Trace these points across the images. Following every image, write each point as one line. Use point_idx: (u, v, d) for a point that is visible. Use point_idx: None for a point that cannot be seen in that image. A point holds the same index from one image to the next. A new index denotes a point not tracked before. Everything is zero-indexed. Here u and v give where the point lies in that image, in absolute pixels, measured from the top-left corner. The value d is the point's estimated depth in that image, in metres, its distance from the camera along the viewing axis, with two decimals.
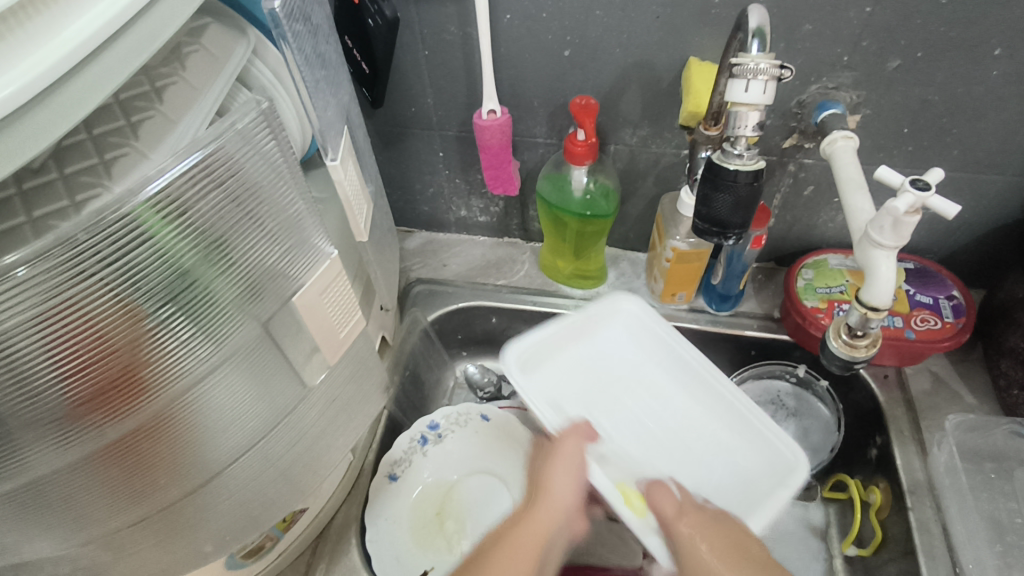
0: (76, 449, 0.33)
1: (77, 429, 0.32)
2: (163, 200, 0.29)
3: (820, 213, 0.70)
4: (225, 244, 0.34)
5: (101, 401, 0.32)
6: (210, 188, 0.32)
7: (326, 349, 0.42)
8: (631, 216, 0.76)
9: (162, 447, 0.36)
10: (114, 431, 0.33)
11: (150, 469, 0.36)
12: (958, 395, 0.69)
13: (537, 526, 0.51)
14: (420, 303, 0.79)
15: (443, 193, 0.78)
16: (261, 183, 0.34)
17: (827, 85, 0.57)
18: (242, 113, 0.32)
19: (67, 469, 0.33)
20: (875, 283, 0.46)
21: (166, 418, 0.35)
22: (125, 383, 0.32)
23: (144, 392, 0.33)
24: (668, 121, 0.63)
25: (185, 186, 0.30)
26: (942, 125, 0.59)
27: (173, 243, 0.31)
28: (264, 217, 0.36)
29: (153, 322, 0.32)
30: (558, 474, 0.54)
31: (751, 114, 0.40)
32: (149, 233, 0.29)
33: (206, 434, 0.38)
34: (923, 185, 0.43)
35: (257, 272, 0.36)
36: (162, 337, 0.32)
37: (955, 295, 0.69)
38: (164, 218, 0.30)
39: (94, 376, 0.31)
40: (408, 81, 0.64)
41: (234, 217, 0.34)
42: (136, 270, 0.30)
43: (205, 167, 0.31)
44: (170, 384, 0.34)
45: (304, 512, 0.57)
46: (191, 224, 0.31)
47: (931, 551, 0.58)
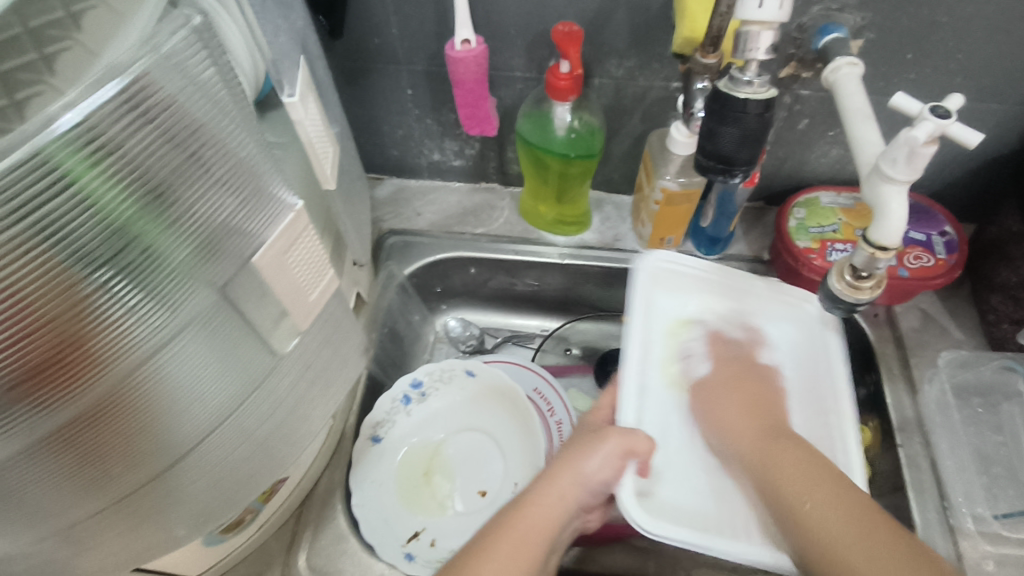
0: (15, 439, 0.28)
1: (17, 417, 0.28)
2: (81, 136, 0.24)
3: (813, 148, 0.67)
4: (171, 193, 0.29)
5: (40, 382, 0.27)
6: (143, 123, 0.27)
7: (294, 313, 0.38)
8: (615, 156, 0.72)
9: (117, 431, 0.32)
10: (59, 415, 0.29)
11: (106, 454, 0.32)
12: (946, 331, 0.68)
13: (546, 513, 0.46)
14: (394, 257, 0.74)
15: (414, 136, 0.73)
16: (203, 120, 0.30)
17: (830, 6, 0.53)
18: (170, 32, 0.27)
19: (8, 461, 0.29)
20: (885, 221, 0.43)
21: (119, 397, 0.31)
22: (68, 359, 0.28)
23: (89, 370, 0.29)
24: (659, 48, 0.58)
25: (108, 120, 0.25)
26: (948, 49, 0.55)
27: (107, 192, 0.26)
28: (215, 161, 0.31)
29: (91, 288, 0.27)
30: (591, 460, 0.47)
31: (763, 34, 0.35)
32: (73, 180, 0.25)
33: (170, 413, 0.34)
34: (943, 112, 0.39)
35: (210, 226, 0.32)
36: (105, 305, 0.28)
37: (948, 230, 0.67)
38: (90, 162, 0.25)
39: (29, 356, 0.26)
40: (369, 8, 0.57)
41: (177, 160, 0.29)
42: (67, 225, 0.25)
43: (131, 97, 0.26)
44: (120, 358, 0.30)
45: (284, 482, 0.54)
46: (127, 166, 0.27)
47: (920, 485, 0.58)
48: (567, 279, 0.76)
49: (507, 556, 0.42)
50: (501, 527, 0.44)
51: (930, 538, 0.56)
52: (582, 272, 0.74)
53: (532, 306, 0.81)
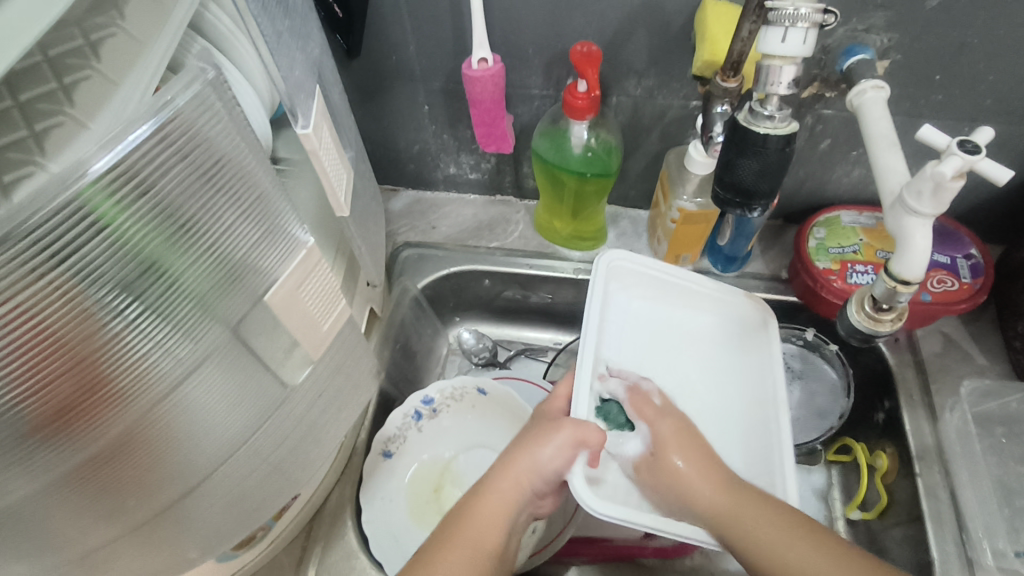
0: (39, 471, 0.29)
1: (39, 452, 0.28)
2: (114, 179, 0.24)
3: (835, 168, 0.66)
4: (195, 229, 0.29)
5: (66, 418, 0.28)
6: (176, 159, 0.27)
7: (306, 344, 0.38)
8: (632, 172, 0.71)
9: (136, 461, 0.32)
10: (81, 449, 0.29)
11: (125, 484, 0.33)
12: (970, 356, 0.67)
13: (498, 505, 0.48)
14: (408, 271, 0.74)
15: (430, 150, 0.72)
16: (230, 153, 0.30)
17: (856, 28, 0.52)
18: (183, 87, 0.26)
19: (32, 494, 0.29)
20: (907, 255, 0.42)
21: (139, 429, 0.31)
22: (90, 395, 0.28)
23: (112, 404, 0.29)
24: (678, 69, 0.57)
25: (142, 161, 0.25)
26: (979, 72, 0.53)
27: (133, 231, 0.26)
28: (239, 196, 0.31)
29: (116, 326, 0.27)
30: (544, 449, 0.47)
31: (785, 69, 0.35)
32: (102, 222, 0.25)
33: (187, 443, 0.34)
34: (972, 147, 0.38)
35: (231, 261, 0.32)
36: (129, 342, 0.28)
37: (973, 254, 0.65)
38: (120, 203, 0.25)
39: (55, 394, 0.27)
40: (386, 26, 0.57)
41: (203, 197, 0.29)
42: (92, 267, 0.25)
43: (166, 135, 0.26)
44: (142, 391, 0.30)
45: (295, 499, 0.54)
46: (154, 206, 0.27)
47: (939, 516, 0.57)
48: (582, 294, 0.75)
49: (462, 556, 0.45)
50: (459, 525, 0.47)
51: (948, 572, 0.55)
52: None
53: (546, 319, 0.80)
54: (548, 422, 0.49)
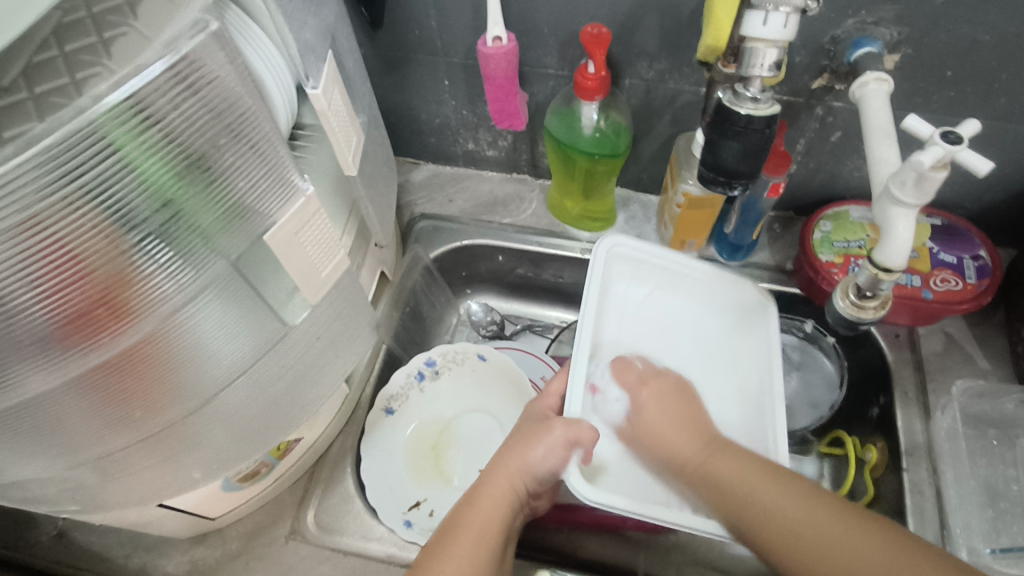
0: (55, 373, 0.32)
1: (56, 354, 0.32)
2: (126, 108, 0.27)
3: (845, 161, 0.66)
4: (201, 164, 0.32)
5: (80, 325, 0.31)
6: (185, 95, 0.30)
7: (305, 289, 0.41)
8: (644, 156, 0.72)
9: (143, 376, 0.36)
10: (92, 359, 0.33)
11: (134, 396, 0.36)
12: (971, 358, 0.67)
13: (496, 509, 0.49)
14: (422, 241, 0.77)
15: (450, 125, 0.75)
16: (239, 95, 0.32)
17: (866, 19, 0.52)
18: (188, 35, 0.29)
19: (51, 393, 0.33)
20: (890, 243, 0.43)
21: (147, 346, 0.34)
22: (100, 308, 0.31)
23: (122, 319, 0.32)
24: (689, 54, 0.58)
25: (154, 96, 0.28)
26: (991, 69, 0.53)
27: (143, 160, 0.29)
28: (244, 138, 0.33)
29: (128, 245, 0.31)
30: (536, 449, 0.49)
31: (768, 51, 0.36)
32: (115, 148, 0.28)
33: (188, 365, 0.37)
34: (954, 138, 0.39)
35: (236, 198, 0.34)
36: (139, 262, 0.31)
37: (982, 255, 0.65)
38: (133, 132, 0.28)
39: (71, 302, 0.30)
40: (411, 1, 0.60)
41: (212, 135, 0.32)
42: (105, 189, 0.29)
43: (178, 72, 0.29)
44: (149, 310, 0.33)
45: (300, 441, 0.58)
46: (163, 137, 0.30)
47: (920, 511, 0.58)
48: (588, 274, 0.77)
49: (470, 544, 0.47)
50: (459, 528, 0.48)
51: None
52: None
53: (554, 297, 0.83)
54: (538, 424, 0.52)
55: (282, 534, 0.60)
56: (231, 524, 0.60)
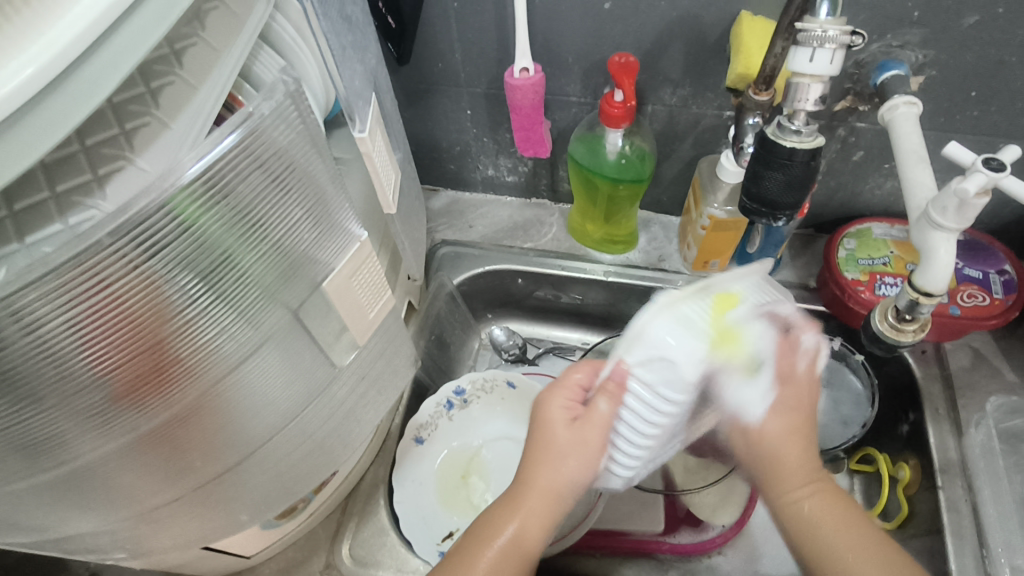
0: (116, 436, 0.34)
1: (120, 418, 0.33)
2: (199, 182, 0.29)
3: (867, 179, 0.67)
4: (262, 226, 0.34)
5: (143, 389, 0.32)
6: (252, 164, 0.32)
7: (354, 329, 0.42)
8: (665, 178, 0.73)
9: (199, 432, 0.37)
10: (151, 420, 0.34)
11: (189, 452, 0.37)
12: (999, 372, 0.67)
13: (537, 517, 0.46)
14: (445, 268, 0.77)
15: (470, 152, 0.76)
16: (297, 158, 0.34)
17: (891, 43, 0.53)
18: (263, 99, 0.31)
19: (112, 454, 0.34)
20: (931, 266, 0.44)
21: (203, 403, 0.36)
22: (162, 371, 0.33)
23: (182, 380, 0.34)
24: (713, 79, 0.59)
25: (226, 167, 0.30)
26: (1014, 89, 0.54)
27: (211, 229, 0.31)
28: (299, 197, 0.35)
29: (193, 309, 0.32)
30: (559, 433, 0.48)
31: (813, 86, 0.37)
32: (186, 220, 0.30)
33: (242, 418, 0.38)
34: (997, 165, 0.39)
35: (288, 254, 0.36)
36: (202, 325, 0.33)
37: (1006, 269, 0.66)
38: (203, 205, 0.30)
39: (136, 367, 0.31)
40: (436, 35, 0.60)
41: (270, 198, 0.34)
42: (174, 258, 0.30)
43: (248, 142, 0.31)
44: (208, 368, 0.34)
45: (335, 476, 0.58)
46: (229, 205, 0.31)
47: (959, 530, 0.58)
48: (611, 296, 0.77)
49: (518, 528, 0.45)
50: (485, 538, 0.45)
51: None
52: (626, 291, 0.75)
53: (576, 319, 0.83)
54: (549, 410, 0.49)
55: (318, 569, 0.59)
56: (266, 561, 0.60)
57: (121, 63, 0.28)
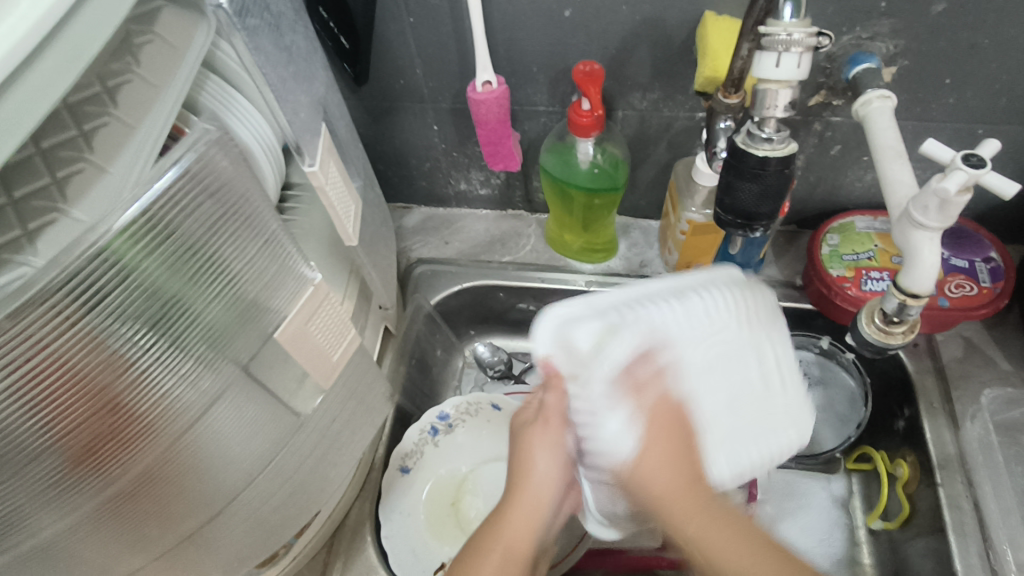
0: (72, 507, 0.31)
1: (76, 487, 0.30)
2: (140, 225, 0.27)
3: (847, 173, 0.65)
4: (212, 268, 0.32)
5: (96, 453, 0.30)
6: (197, 200, 0.30)
7: (317, 375, 0.40)
8: (641, 183, 0.71)
9: (163, 492, 0.34)
10: (109, 485, 0.31)
11: (154, 512, 0.35)
12: (992, 361, 0.66)
13: (527, 523, 0.44)
14: (422, 288, 0.75)
15: (440, 167, 0.73)
16: (244, 195, 0.32)
17: (861, 36, 0.51)
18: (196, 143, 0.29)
19: (70, 525, 0.32)
20: (917, 267, 0.42)
21: (166, 460, 0.33)
22: (118, 432, 0.30)
23: (140, 440, 0.31)
24: (682, 82, 0.57)
25: (168, 206, 0.28)
26: (990, 74, 0.52)
27: (156, 275, 0.29)
28: (250, 236, 0.34)
29: (145, 364, 0.30)
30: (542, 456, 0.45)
31: (781, 92, 0.35)
32: (128, 267, 0.27)
33: (208, 472, 0.36)
34: (977, 161, 0.38)
35: (244, 297, 0.34)
36: (157, 378, 0.31)
37: (993, 256, 0.64)
38: (144, 248, 0.28)
39: (87, 432, 0.29)
40: (394, 51, 0.58)
41: (219, 237, 0.32)
42: (117, 311, 0.28)
43: (190, 177, 0.29)
44: (167, 423, 0.32)
45: (316, 517, 0.55)
46: (174, 247, 0.29)
47: (963, 528, 0.56)
48: None
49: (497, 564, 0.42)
50: (485, 545, 0.43)
51: None
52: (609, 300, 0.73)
53: None
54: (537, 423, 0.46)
55: None
56: None
57: (26, 113, 0.26)
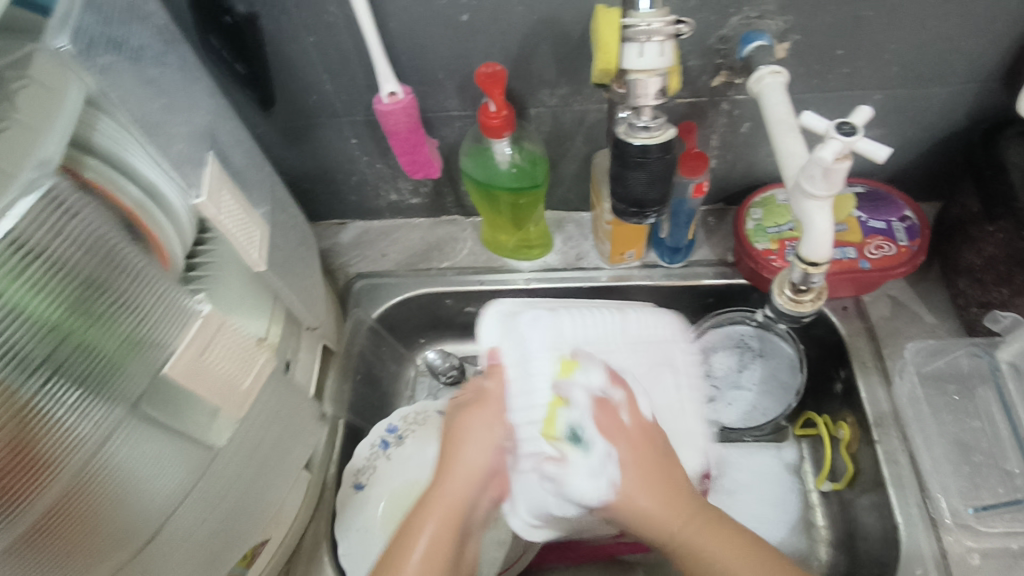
0: None
1: None
2: (4, 252, 0.27)
3: (762, 147, 0.66)
4: (95, 297, 0.31)
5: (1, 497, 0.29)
6: (64, 225, 0.29)
7: (226, 406, 0.40)
8: (567, 176, 0.72)
9: (76, 529, 0.33)
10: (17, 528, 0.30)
11: (69, 551, 0.34)
12: (918, 316, 0.68)
13: (454, 503, 0.46)
14: (362, 302, 0.75)
15: (368, 181, 0.73)
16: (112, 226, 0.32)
17: (750, 15, 0.52)
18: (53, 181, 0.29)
19: None
20: (812, 237, 0.43)
21: (75, 496, 0.32)
22: (20, 471, 0.29)
23: (44, 477, 0.30)
24: (586, 75, 0.58)
25: (33, 228, 0.28)
26: (877, 41, 0.54)
27: (34, 305, 0.28)
28: (128, 266, 0.33)
29: (37, 397, 0.29)
30: (472, 448, 0.48)
31: (650, 81, 0.36)
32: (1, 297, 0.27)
33: (122, 505, 0.35)
34: (848, 129, 0.39)
35: (137, 326, 0.34)
36: (53, 411, 0.30)
37: (908, 215, 0.66)
38: (13, 277, 0.27)
39: None
40: (298, 70, 0.58)
41: (94, 266, 0.31)
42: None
43: (51, 200, 0.29)
44: (70, 458, 0.31)
45: (266, 544, 0.55)
46: (47, 273, 0.29)
47: (901, 481, 0.58)
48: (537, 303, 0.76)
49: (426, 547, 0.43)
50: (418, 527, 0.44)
51: (912, 533, 0.56)
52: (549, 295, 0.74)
53: None
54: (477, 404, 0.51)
55: None
56: None
57: None
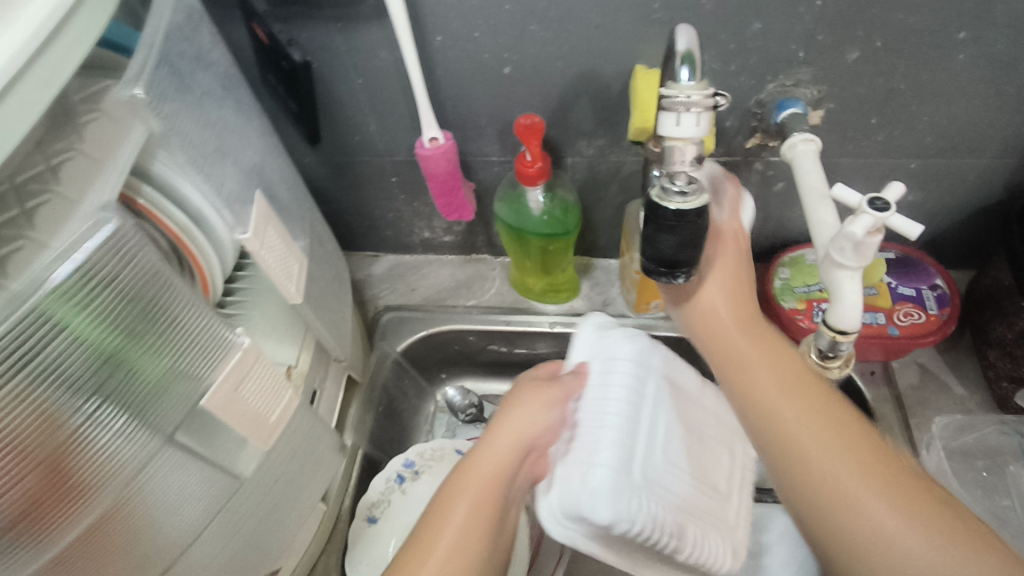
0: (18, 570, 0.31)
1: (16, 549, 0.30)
2: (73, 284, 0.29)
3: (793, 207, 0.67)
4: (141, 335, 0.33)
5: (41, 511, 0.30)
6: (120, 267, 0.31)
7: (255, 437, 0.41)
8: (599, 223, 0.73)
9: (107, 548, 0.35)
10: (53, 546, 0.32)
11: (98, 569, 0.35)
12: (947, 386, 0.66)
13: (491, 474, 0.43)
14: (388, 336, 0.76)
15: (404, 217, 0.76)
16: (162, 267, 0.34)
17: (785, 83, 0.53)
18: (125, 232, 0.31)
19: None
20: (840, 307, 0.43)
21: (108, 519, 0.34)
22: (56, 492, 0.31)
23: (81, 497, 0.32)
24: (623, 129, 0.59)
25: (101, 261, 0.30)
26: (912, 112, 0.55)
27: (87, 334, 0.30)
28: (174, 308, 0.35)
29: (81, 420, 0.31)
30: (526, 415, 0.47)
31: (686, 148, 0.37)
32: (62, 324, 0.29)
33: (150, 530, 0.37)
34: (882, 204, 0.39)
35: (178, 361, 0.35)
36: (94, 433, 0.32)
37: (938, 283, 0.66)
38: (76, 306, 0.30)
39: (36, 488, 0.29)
40: (346, 110, 0.61)
41: (142, 307, 0.33)
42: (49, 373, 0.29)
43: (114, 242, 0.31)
44: (107, 482, 0.33)
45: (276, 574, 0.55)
46: (105, 308, 0.31)
47: None
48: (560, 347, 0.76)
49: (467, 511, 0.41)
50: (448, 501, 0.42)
51: None
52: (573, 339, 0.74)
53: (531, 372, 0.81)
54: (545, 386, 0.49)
55: None
56: None
57: None
